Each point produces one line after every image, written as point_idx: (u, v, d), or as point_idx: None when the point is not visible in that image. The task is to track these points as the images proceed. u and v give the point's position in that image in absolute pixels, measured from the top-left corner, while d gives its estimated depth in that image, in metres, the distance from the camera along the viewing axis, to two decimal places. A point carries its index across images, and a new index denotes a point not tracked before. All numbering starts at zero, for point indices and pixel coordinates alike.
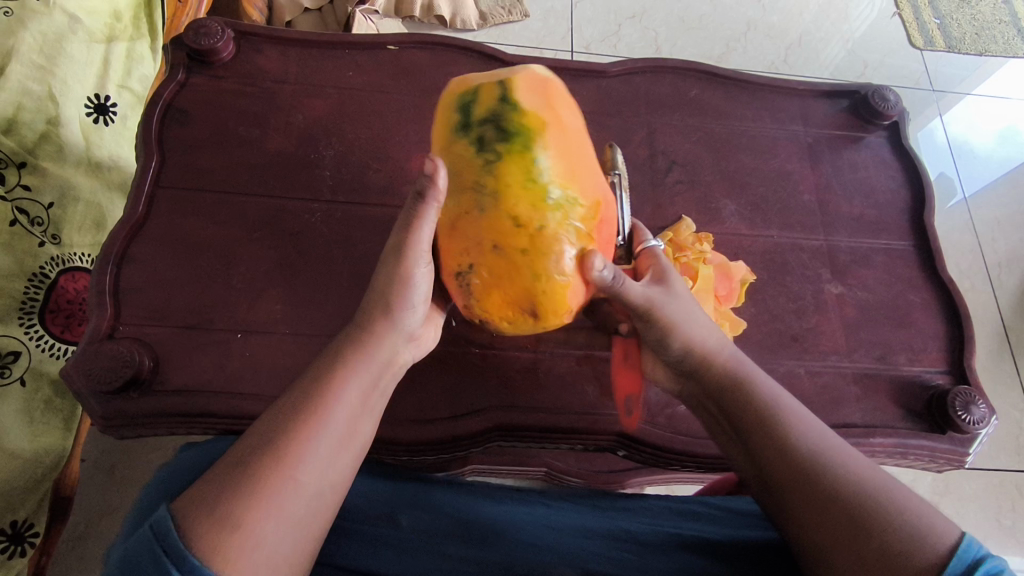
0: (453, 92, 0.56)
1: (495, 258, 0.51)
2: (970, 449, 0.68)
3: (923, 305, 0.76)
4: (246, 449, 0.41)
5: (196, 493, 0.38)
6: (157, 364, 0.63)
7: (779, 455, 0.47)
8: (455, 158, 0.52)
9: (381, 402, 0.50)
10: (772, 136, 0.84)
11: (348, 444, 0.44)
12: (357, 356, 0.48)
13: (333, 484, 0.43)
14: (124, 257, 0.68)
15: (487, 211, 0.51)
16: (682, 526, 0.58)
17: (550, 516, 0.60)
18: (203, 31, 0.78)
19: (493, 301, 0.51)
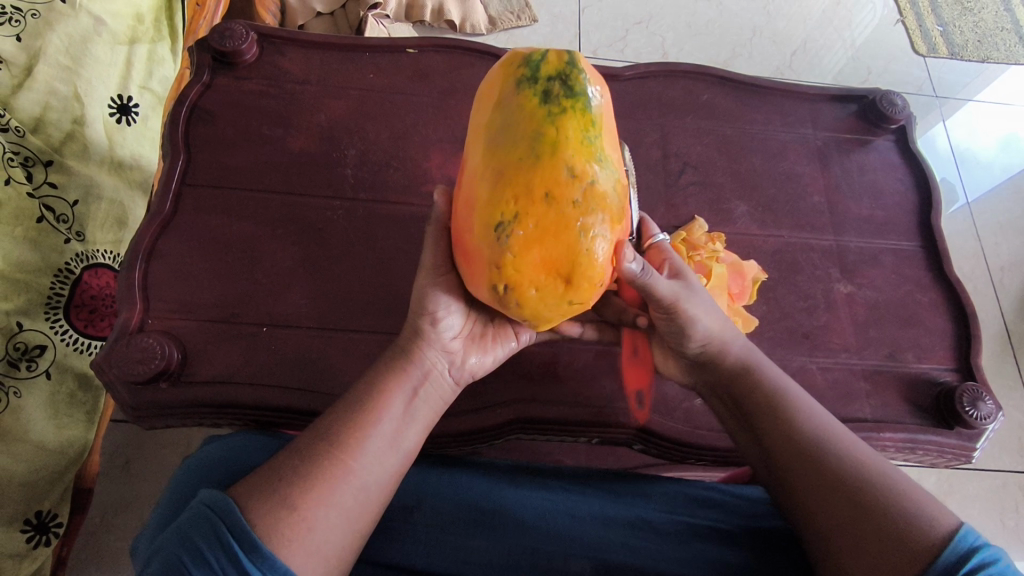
0: (514, 52, 0.49)
1: (542, 211, 0.45)
2: (977, 444, 0.69)
3: (930, 305, 0.77)
4: (302, 446, 0.49)
5: (258, 481, 0.46)
6: (185, 357, 0.65)
7: (788, 441, 0.50)
8: (514, 104, 0.46)
9: (426, 412, 0.55)
10: (782, 139, 0.86)
11: (393, 448, 0.51)
12: (398, 370, 0.54)
13: (380, 480, 0.49)
14: (152, 252, 0.70)
15: (542, 152, 0.45)
16: (699, 512, 0.60)
17: (570, 502, 0.61)
18: (228, 33, 0.80)
19: (529, 264, 0.46)
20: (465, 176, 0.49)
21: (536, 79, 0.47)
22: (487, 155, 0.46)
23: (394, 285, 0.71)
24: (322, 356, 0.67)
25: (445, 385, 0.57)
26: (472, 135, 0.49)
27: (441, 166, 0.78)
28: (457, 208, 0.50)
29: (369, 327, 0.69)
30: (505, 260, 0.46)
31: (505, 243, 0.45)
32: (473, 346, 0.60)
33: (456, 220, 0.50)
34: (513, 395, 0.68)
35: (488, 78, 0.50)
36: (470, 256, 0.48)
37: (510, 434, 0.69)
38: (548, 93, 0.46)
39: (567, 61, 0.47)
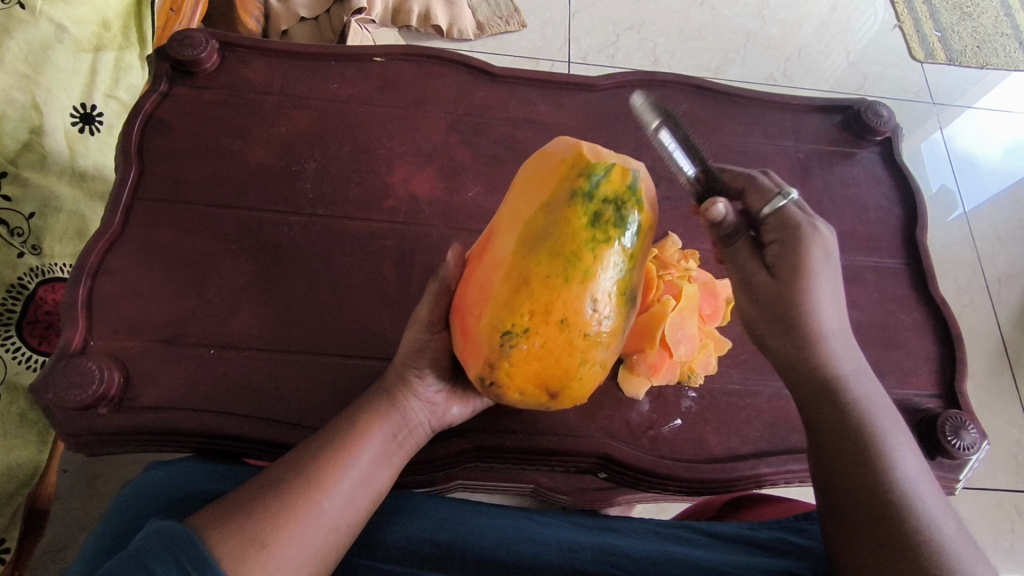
0: (583, 151, 0.47)
1: (552, 332, 0.45)
2: (959, 475, 0.66)
3: (914, 326, 0.74)
4: (274, 478, 0.44)
5: (215, 513, 0.41)
6: (128, 381, 0.63)
7: (860, 480, 0.44)
8: (561, 216, 0.45)
9: (402, 457, 0.52)
10: (762, 152, 0.82)
11: (365, 490, 0.47)
12: (378, 413, 0.51)
13: (349, 523, 0.46)
14: (99, 268, 0.67)
15: (569, 277, 0.45)
16: (671, 547, 0.56)
17: (536, 532, 0.58)
18: (188, 41, 0.78)
19: (523, 375, 0.46)
20: (488, 259, 0.48)
21: (593, 196, 0.46)
22: (517, 255, 0.46)
23: (352, 306, 0.69)
24: (273, 381, 0.64)
25: (421, 433, 0.55)
26: (509, 217, 0.48)
27: (405, 180, 0.76)
28: (469, 281, 0.49)
29: (323, 350, 0.66)
30: (500, 365, 0.46)
31: (507, 351, 0.46)
32: (454, 399, 0.58)
33: (463, 292, 0.49)
34: (472, 423, 0.65)
35: (545, 163, 0.48)
36: (468, 341, 0.48)
37: (467, 463, 0.66)
38: (598, 216, 0.46)
39: (630, 185, 0.47)
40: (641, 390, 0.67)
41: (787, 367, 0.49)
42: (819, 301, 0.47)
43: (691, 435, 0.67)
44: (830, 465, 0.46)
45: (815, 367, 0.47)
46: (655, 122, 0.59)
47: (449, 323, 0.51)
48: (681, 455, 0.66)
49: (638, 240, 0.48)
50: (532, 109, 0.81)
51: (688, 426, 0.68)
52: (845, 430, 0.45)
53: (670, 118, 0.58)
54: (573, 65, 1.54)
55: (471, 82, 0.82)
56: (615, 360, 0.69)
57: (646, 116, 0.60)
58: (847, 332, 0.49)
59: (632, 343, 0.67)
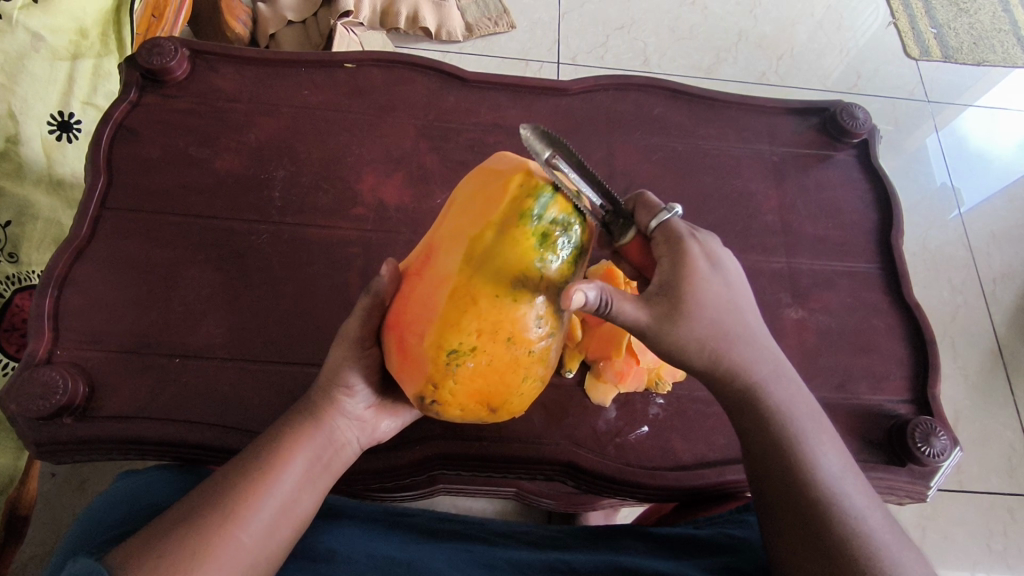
0: (529, 172, 0.51)
1: (497, 351, 0.50)
2: (930, 482, 0.65)
3: (887, 331, 0.73)
4: (189, 514, 0.46)
5: (127, 551, 0.43)
6: (92, 391, 0.63)
7: (783, 472, 0.49)
8: (510, 238, 0.49)
9: (329, 477, 0.54)
10: (735, 155, 0.82)
11: (287, 517, 0.49)
12: (302, 436, 0.53)
13: (269, 552, 0.48)
14: (66, 279, 0.67)
15: (515, 299, 0.49)
16: (617, 557, 0.58)
17: (487, 552, 0.59)
18: (157, 50, 0.78)
19: (466, 392, 0.51)
20: (432, 276, 0.51)
21: (539, 219, 0.50)
22: (463, 275, 0.49)
23: (318, 314, 0.69)
24: (237, 390, 0.64)
25: (351, 450, 0.57)
26: (452, 235, 0.51)
27: (374, 187, 0.75)
28: (410, 298, 0.52)
29: (287, 358, 0.67)
30: (445, 384, 0.51)
31: (453, 370, 0.50)
32: (383, 414, 0.60)
33: (404, 309, 0.52)
34: (433, 431, 0.65)
35: (493, 183, 0.51)
36: (410, 359, 0.51)
37: (431, 472, 0.66)
38: (544, 239, 0.50)
39: (574, 208, 0.52)
40: (609, 396, 0.67)
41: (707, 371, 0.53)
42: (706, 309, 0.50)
43: (657, 442, 0.67)
44: (757, 460, 0.51)
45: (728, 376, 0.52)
46: (546, 152, 0.49)
47: (389, 337, 0.53)
48: (647, 462, 0.66)
49: (578, 259, 0.53)
50: (503, 114, 0.81)
51: (655, 433, 0.67)
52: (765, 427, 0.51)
53: (557, 145, 0.50)
54: (562, 66, 1.53)
55: (443, 87, 0.82)
56: (583, 367, 0.69)
57: (534, 146, 0.49)
58: (754, 331, 0.53)
59: (599, 349, 0.67)
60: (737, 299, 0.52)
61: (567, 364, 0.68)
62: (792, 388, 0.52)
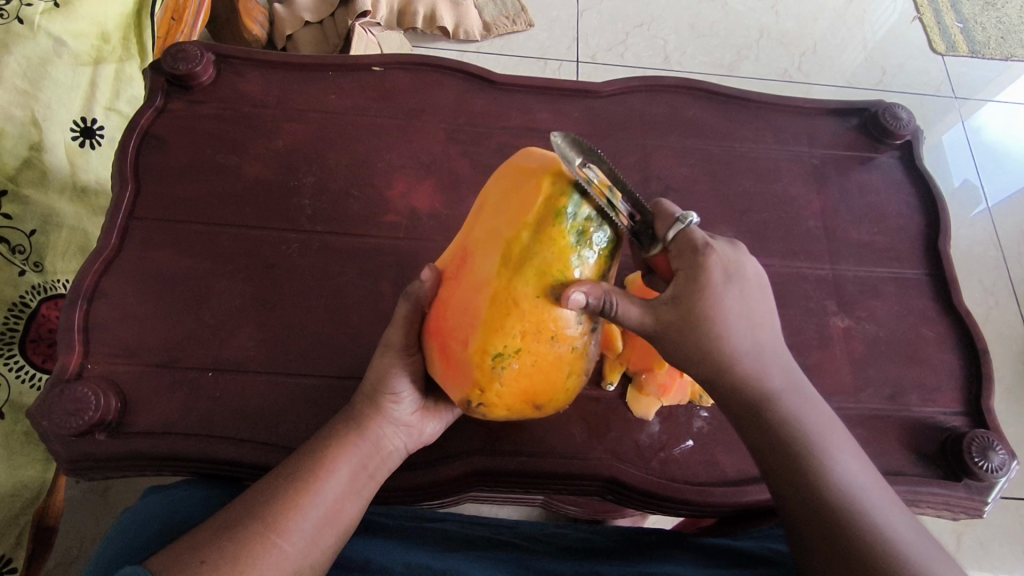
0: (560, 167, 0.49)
1: (541, 350, 0.49)
2: (988, 498, 0.63)
3: (937, 340, 0.71)
4: (234, 522, 0.46)
5: (172, 560, 0.42)
6: (125, 406, 0.61)
7: (804, 492, 0.45)
8: (548, 236, 0.48)
9: (374, 485, 0.53)
10: (774, 158, 0.79)
11: (331, 527, 0.49)
12: (346, 444, 0.52)
13: (313, 561, 0.47)
14: (96, 291, 0.66)
15: (557, 297, 0.48)
16: (657, 566, 0.56)
17: (522, 560, 0.57)
18: (182, 55, 0.76)
19: (510, 394, 0.50)
20: (470, 280, 0.49)
21: (575, 215, 0.48)
22: (503, 278, 0.48)
23: (351, 325, 0.67)
24: (271, 404, 0.63)
25: (396, 455, 0.56)
26: (487, 237, 0.49)
27: (405, 194, 0.74)
28: (448, 304, 0.50)
29: (321, 371, 0.65)
30: (491, 388, 0.49)
31: (498, 373, 0.49)
32: (429, 417, 0.58)
33: (442, 315, 0.50)
34: (472, 446, 0.63)
35: (524, 180, 0.49)
36: (454, 365, 0.50)
37: (469, 487, 0.64)
38: (581, 235, 0.49)
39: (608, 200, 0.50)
40: (651, 410, 0.65)
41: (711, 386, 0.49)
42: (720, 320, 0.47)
43: (702, 457, 0.65)
44: (774, 478, 0.47)
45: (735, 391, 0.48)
46: (579, 160, 0.48)
47: (429, 342, 0.52)
48: (693, 477, 0.64)
49: (616, 251, 0.52)
50: (535, 118, 0.79)
51: (699, 447, 0.65)
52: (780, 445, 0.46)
53: (591, 152, 0.49)
54: (582, 64, 1.50)
55: (473, 90, 0.80)
56: (624, 379, 0.67)
57: (567, 153, 0.48)
58: (769, 343, 0.49)
59: (640, 361, 0.65)
60: (755, 308, 0.48)
61: (607, 376, 0.66)
62: (808, 401, 0.48)
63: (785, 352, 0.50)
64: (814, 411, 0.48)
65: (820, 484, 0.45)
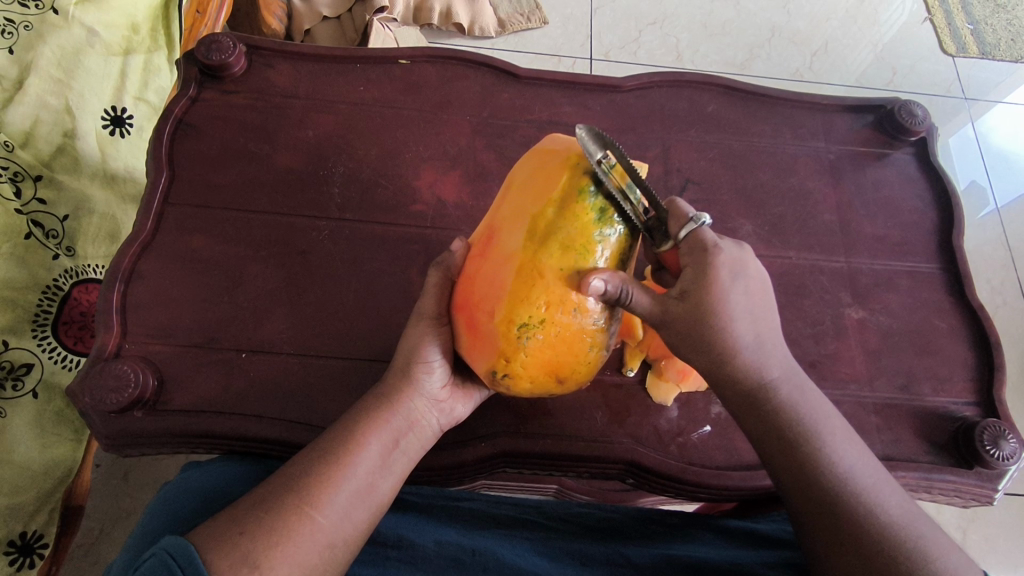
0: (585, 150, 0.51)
1: (565, 322, 0.50)
2: (999, 485, 0.64)
3: (950, 332, 0.73)
4: (267, 496, 0.46)
5: (210, 533, 0.43)
6: (162, 384, 0.63)
7: (801, 471, 0.46)
8: (572, 213, 0.50)
9: (407, 461, 0.53)
10: (791, 153, 0.81)
11: (364, 500, 0.49)
12: (378, 417, 0.53)
13: (348, 536, 0.47)
14: (133, 272, 0.68)
15: (580, 269, 0.50)
16: (677, 547, 0.58)
17: (546, 541, 0.59)
18: (215, 45, 0.78)
19: (535, 364, 0.51)
20: (497, 254, 0.51)
21: (597, 193, 0.50)
22: (528, 251, 0.50)
23: (379, 310, 0.69)
24: (303, 384, 0.65)
25: (429, 431, 0.56)
26: (513, 213, 0.51)
27: (431, 183, 0.76)
28: (476, 278, 0.52)
29: (351, 354, 0.67)
30: (516, 357, 0.50)
31: (524, 343, 0.50)
32: (458, 395, 0.58)
33: (470, 288, 0.52)
34: (496, 428, 0.65)
35: (549, 161, 0.51)
36: (480, 336, 0.51)
37: (494, 467, 0.66)
38: (603, 213, 0.51)
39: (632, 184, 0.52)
40: (671, 396, 0.67)
41: (712, 380, 0.51)
42: (729, 316, 0.48)
43: (720, 442, 0.66)
44: (772, 460, 0.48)
45: (735, 382, 0.49)
46: (599, 153, 0.50)
47: (456, 315, 0.54)
48: (711, 462, 0.66)
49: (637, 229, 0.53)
50: (558, 111, 0.81)
51: (717, 432, 0.67)
52: (779, 428, 0.48)
53: (613, 148, 0.51)
54: (595, 62, 1.51)
55: (497, 84, 0.82)
56: (643, 365, 0.69)
57: (589, 147, 0.50)
58: (769, 338, 0.50)
59: (659, 347, 0.67)
60: (756, 304, 0.50)
61: (628, 362, 0.68)
62: (806, 390, 0.49)
63: (784, 346, 0.51)
64: (812, 399, 0.49)
65: (816, 463, 0.46)
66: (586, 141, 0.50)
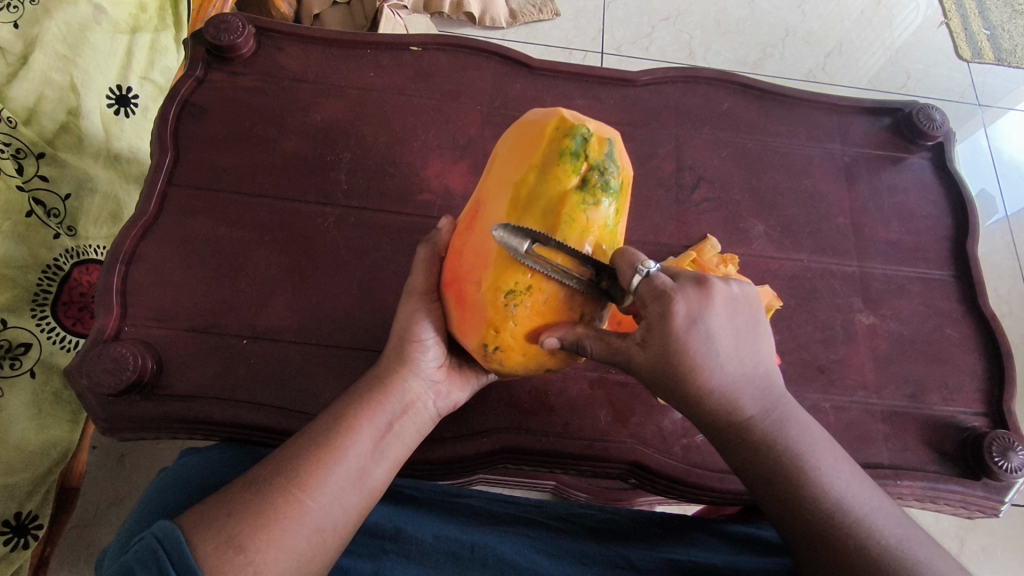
0: (564, 116, 0.50)
1: (554, 289, 0.48)
2: (1006, 498, 0.63)
3: (961, 341, 0.72)
4: (256, 479, 0.45)
5: (197, 517, 0.42)
6: (160, 368, 0.62)
7: (787, 501, 0.44)
8: (552, 181, 0.48)
9: (401, 448, 0.52)
10: (806, 154, 0.80)
11: (357, 486, 0.47)
12: (374, 401, 0.51)
13: (339, 521, 0.46)
14: (134, 254, 0.67)
15: (565, 237, 0.48)
16: (678, 551, 0.57)
17: (545, 540, 0.58)
18: (224, 26, 0.77)
19: (525, 335, 0.49)
20: (483, 225, 0.50)
21: (579, 156, 0.49)
22: (512, 217, 0.48)
23: (383, 300, 0.68)
24: (305, 373, 0.64)
25: (425, 417, 0.55)
26: (497, 184, 0.50)
27: (440, 174, 0.74)
28: (463, 251, 0.51)
29: (352, 344, 0.66)
30: (505, 327, 0.49)
31: (512, 311, 0.48)
32: (455, 381, 0.57)
33: (458, 261, 0.52)
34: (499, 423, 0.64)
35: (530, 130, 0.50)
36: (469, 308, 0.50)
37: (495, 463, 0.65)
38: (586, 180, 0.48)
39: (608, 152, 0.49)
40: None
41: (690, 416, 0.48)
42: (696, 359, 0.44)
43: None
44: (761, 491, 0.46)
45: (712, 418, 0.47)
46: (524, 245, 0.46)
47: (447, 289, 0.53)
48: (716, 465, 0.65)
49: (621, 202, 0.50)
50: (570, 104, 0.79)
51: None
52: (767, 463, 0.45)
53: (536, 234, 0.46)
54: (606, 56, 1.49)
55: (510, 74, 0.81)
56: None
57: (511, 245, 0.46)
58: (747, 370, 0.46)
59: None
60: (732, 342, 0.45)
61: None
62: (794, 416, 0.46)
63: (769, 370, 0.47)
64: (799, 430, 0.46)
65: (798, 493, 0.44)
66: (506, 242, 0.46)
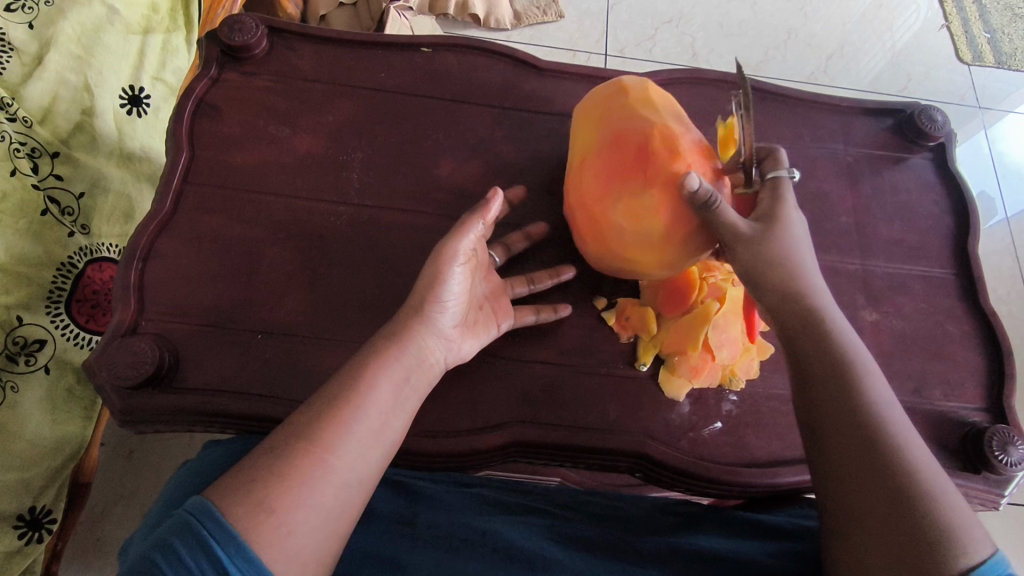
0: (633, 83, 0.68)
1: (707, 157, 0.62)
2: (1006, 491, 0.64)
3: (962, 338, 0.73)
4: (275, 445, 0.46)
5: (224, 487, 0.42)
6: (177, 362, 0.64)
7: (836, 408, 0.48)
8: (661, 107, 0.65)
9: (416, 396, 0.54)
10: (810, 155, 0.81)
11: (376, 440, 0.49)
12: (391, 356, 0.54)
13: (361, 476, 0.47)
14: (151, 250, 0.68)
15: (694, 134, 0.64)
16: (685, 536, 0.58)
17: (555, 526, 0.59)
18: (237, 26, 0.78)
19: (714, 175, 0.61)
20: (628, 142, 0.62)
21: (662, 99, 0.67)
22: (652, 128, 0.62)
23: (395, 296, 0.69)
24: (318, 367, 0.65)
25: (434, 368, 0.58)
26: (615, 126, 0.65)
27: (451, 172, 0.76)
28: (617, 163, 0.62)
29: (364, 340, 0.67)
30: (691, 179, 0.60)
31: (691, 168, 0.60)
32: (466, 335, 0.61)
33: (620, 168, 0.62)
34: (510, 416, 0.66)
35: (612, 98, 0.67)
36: (656, 187, 0.60)
37: (507, 457, 0.66)
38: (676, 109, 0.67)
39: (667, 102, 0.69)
40: (682, 392, 0.68)
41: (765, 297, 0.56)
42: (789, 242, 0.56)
43: (731, 439, 0.67)
44: (816, 389, 0.50)
45: (786, 302, 0.54)
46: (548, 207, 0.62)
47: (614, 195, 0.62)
48: (723, 458, 0.66)
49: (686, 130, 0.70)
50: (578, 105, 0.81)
51: (728, 429, 0.67)
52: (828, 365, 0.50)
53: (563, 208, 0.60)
54: (610, 58, 1.51)
55: (518, 75, 0.82)
56: (656, 361, 0.70)
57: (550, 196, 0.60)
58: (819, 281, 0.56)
59: (675, 343, 0.68)
60: (778, 296, 0.55)
61: (641, 357, 0.69)
62: (854, 388, 0.49)
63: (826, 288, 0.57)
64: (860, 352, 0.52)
65: (849, 397, 0.48)
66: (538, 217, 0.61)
